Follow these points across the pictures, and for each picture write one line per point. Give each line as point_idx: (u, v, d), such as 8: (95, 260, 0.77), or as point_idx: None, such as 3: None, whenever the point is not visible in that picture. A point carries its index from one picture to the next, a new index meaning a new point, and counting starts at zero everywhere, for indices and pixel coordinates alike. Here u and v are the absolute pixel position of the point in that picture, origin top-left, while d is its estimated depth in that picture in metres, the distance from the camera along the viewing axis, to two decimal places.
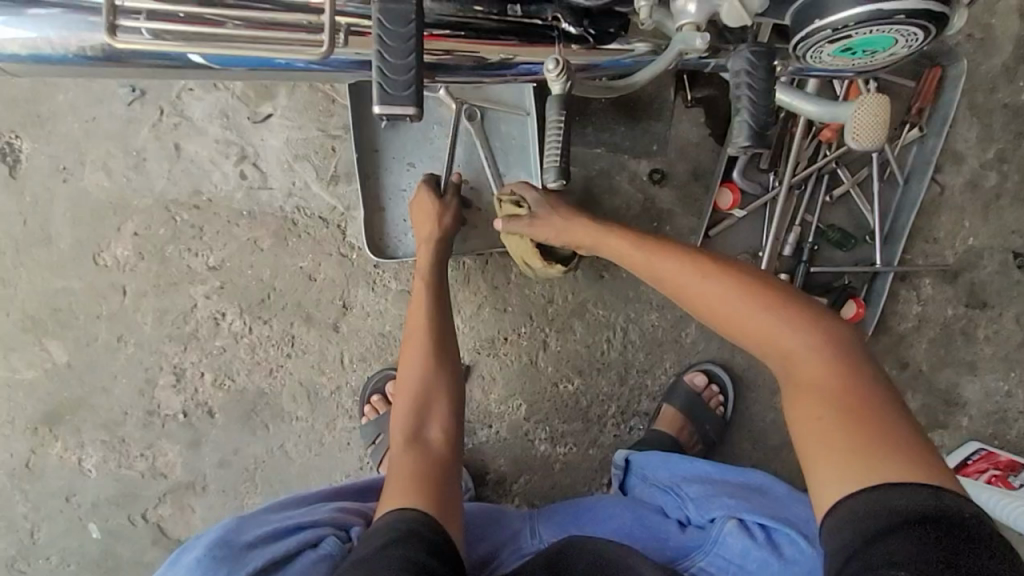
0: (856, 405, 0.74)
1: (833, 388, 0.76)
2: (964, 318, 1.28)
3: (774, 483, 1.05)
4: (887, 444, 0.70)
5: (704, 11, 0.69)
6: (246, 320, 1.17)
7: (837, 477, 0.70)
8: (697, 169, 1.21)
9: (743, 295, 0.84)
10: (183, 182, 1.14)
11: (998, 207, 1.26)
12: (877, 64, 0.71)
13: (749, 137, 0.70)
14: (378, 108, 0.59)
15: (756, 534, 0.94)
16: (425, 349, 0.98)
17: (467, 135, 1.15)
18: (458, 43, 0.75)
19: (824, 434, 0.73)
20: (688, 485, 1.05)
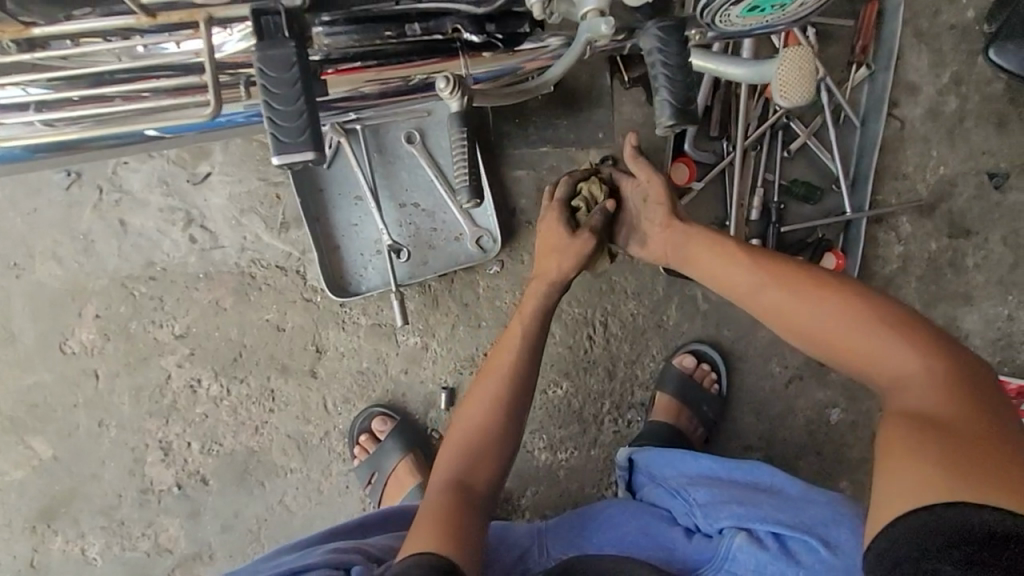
0: (972, 431, 0.66)
1: (951, 416, 0.68)
2: (949, 249, 1.24)
3: (790, 481, 0.94)
4: (1009, 480, 0.61)
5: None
6: (223, 382, 1.16)
7: (914, 489, 0.63)
8: (648, 148, 1.18)
9: (850, 310, 0.78)
10: (134, 257, 1.13)
11: (964, 130, 1.22)
12: (793, 20, 0.70)
13: (673, 115, 0.68)
14: (277, 159, 0.56)
15: (770, 546, 0.86)
16: (494, 396, 0.96)
17: (411, 158, 1.13)
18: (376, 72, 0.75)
19: (905, 444, 0.67)
20: (695, 488, 0.97)
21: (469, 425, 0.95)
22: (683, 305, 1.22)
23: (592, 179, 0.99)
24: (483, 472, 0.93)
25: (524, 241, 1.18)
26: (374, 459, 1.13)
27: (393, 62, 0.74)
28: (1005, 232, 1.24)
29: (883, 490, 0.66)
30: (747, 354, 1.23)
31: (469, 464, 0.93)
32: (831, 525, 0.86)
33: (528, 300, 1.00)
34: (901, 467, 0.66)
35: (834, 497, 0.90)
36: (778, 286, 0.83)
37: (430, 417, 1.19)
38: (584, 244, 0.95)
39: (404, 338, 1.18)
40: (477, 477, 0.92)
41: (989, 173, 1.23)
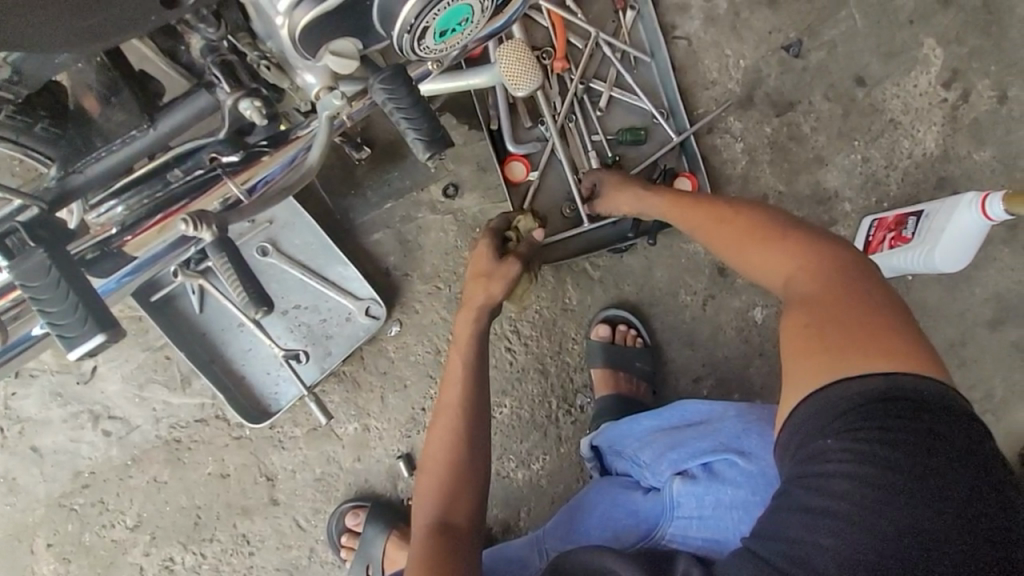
0: (860, 311, 0.77)
1: (835, 300, 0.79)
2: (783, 126, 1.30)
3: (716, 408, 1.00)
4: (885, 347, 0.73)
5: (321, 74, 0.70)
6: (195, 549, 1.16)
7: (811, 373, 0.74)
8: (480, 161, 1.23)
9: (755, 232, 0.90)
10: (61, 474, 1.14)
11: (744, 21, 1.30)
12: (507, 20, 0.72)
13: (426, 149, 0.74)
14: (71, 354, 0.59)
15: (701, 477, 0.92)
16: (455, 433, 0.97)
17: (272, 266, 1.16)
18: (156, 222, 0.76)
19: (808, 333, 0.77)
20: (643, 449, 1.01)
21: (438, 465, 0.97)
22: (578, 282, 1.26)
23: (524, 215, 1.09)
24: (463, 507, 0.95)
25: (411, 293, 1.22)
26: (362, 554, 1.14)
27: (187, 201, 0.76)
28: (823, 88, 1.32)
29: (786, 379, 0.77)
30: (657, 297, 1.27)
31: (450, 503, 0.94)
32: (741, 437, 0.95)
33: (460, 332, 1.02)
34: (804, 357, 0.76)
35: (741, 409, 0.99)
36: (711, 221, 0.95)
37: (400, 488, 1.21)
38: (508, 270, 1.01)
39: (342, 429, 1.20)
40: (456, 512, 0.94)
41: (785, 47, 1.31)
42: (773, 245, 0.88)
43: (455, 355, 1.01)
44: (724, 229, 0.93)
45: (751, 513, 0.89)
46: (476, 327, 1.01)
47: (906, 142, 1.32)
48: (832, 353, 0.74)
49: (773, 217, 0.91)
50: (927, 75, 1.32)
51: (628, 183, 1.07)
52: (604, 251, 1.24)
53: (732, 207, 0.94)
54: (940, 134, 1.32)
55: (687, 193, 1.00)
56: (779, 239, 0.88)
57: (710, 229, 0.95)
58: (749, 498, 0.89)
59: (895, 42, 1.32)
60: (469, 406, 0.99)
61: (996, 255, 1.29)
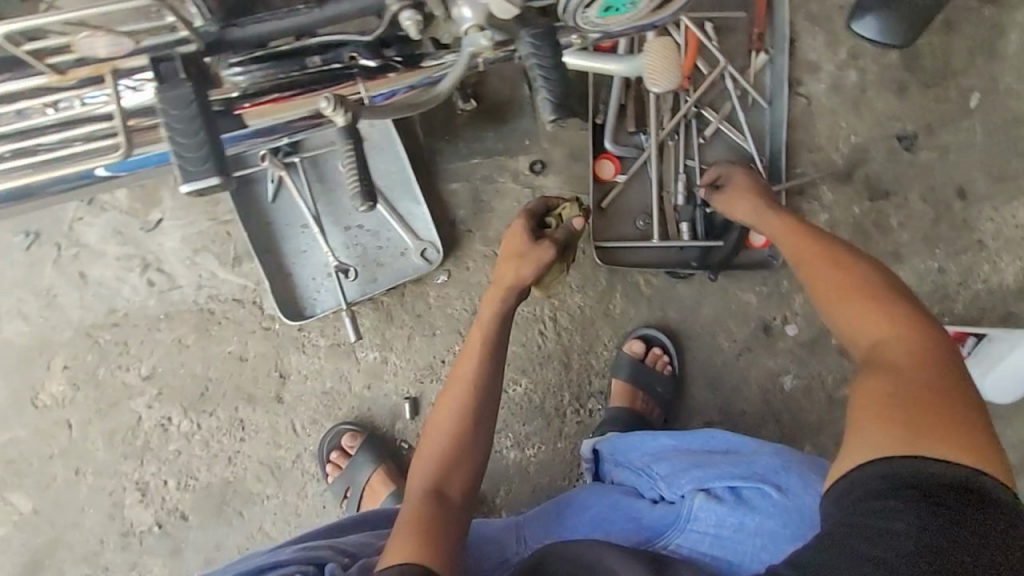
0: (941, 393, 0.75)
1: (922, 382, 0.77)
2: (872, 212, 1.30)
3: (747, 441, 1.02)
4: (962, 441, 0.71)
5: (479, 11, 0.71)
6: (193, 417, 1.20)
7: (881, 440, 0.73)
8: (573, 149, 1.25)
9: (861, 284, 0.87)
10: (97, 306, 1.18)
11: (867, 99, 1.30)
12: (671, 15, 0.76)
13: (552, 111, 0.74)
14: (184, 186, 0.63)
15: (728, 501, 0.92)
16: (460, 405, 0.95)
17: (350, 183, 1.19)
18: (295, 98, 0.80)
19: (883, 402, 0.76)
20: (660, 462, 1.03)
21: (439, 434, 0.94)
22: (627, 293, 1.26)
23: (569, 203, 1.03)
24: (459, 481, 0.93)
25: (468, 250, 1.24)
26: (347, 475, 1.17)
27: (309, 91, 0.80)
28: (922, 189, 1.31)
29: (852, 439, 0.76)
30: (696, 332, 1.28)
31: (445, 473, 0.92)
32: (780, 473, 0.95)
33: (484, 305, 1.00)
34: (873, 424, 0.75)
35: (780, 448, 0.99)
36: (824, 263, 0.91)
37: (397, 428, 1.23)
38: (543, 255, 0.97)
39: (363, 354, 1.22)
40: (451, 487, 0.92)
41: (898, 137, 1.30)
42: (872, 302, 0.85)
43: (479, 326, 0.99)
44: (825, 280, 0.89)
45: (776, 545, 0.89)
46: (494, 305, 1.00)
47: (985, 267, 1.31)
48: (910, 431, 0.72)
49: (880, 275, 0.88)
50: None
51: (750, 192, 1.03)
52: (661, 272, 1.25)
53: (843, 254, 0.90)
54: (1021, 270, 1.31)
55: (807, 228, 0.95)
56: (881, 300, 0.85)
57: (815, 267, 0.91)
58: (778, 530, 0.90)
59: (1007, 167, 1.31)
60: (478, 382, 0.97)
61: None
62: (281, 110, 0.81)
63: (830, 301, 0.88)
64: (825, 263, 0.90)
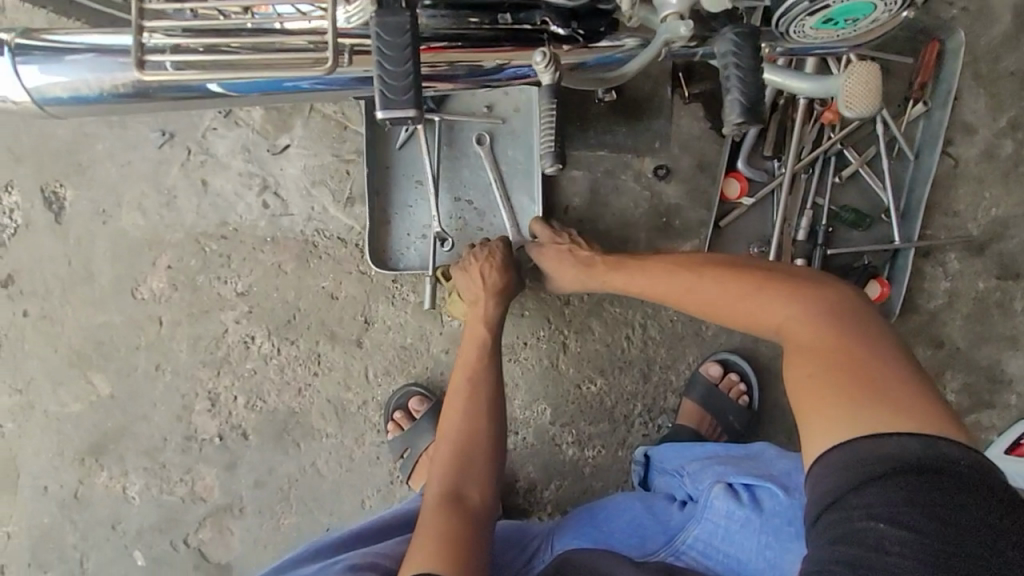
0: (851, 358, 0.76)
1: (837, 347, 0.78)
2: (997, 290, 1.23)
3: (769, 447, 1.00)
4: (880, 401, 0.72)
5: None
6: (275, 342, 1.22)
7: (823, 437, 0.72)
8: (702, 161, 1.22)
9: (740, 281, 0.88)
10: (210, 216, 1.21)
11: (1018, 173, 1.23)
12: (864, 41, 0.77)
13: (741, 114, 0.71)
14: (382, 113, 0.63)
15: (745, 498, 0.90)
16: (467, 406, 0.98)
17: (478, 158, 1.19)
18: (459, 53, 0.78)
19: (813, 392, 0.75)
20: (691, 463, 1.01)
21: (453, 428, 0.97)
22: None
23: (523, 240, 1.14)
24: (474, 478, 0.94)
25: None
26: (408, 436, 1.17)
27: (488, 47, 0.78)
28: None
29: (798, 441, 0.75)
30: (783, 372, 1.24)
31: (461, 474, 0.94)
32: (793, 476, 0.93)
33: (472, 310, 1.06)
34: (813, 415, 0.74)
35: (804, 457, 0.97)
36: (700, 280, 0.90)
37: None
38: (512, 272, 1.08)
39: (449, 318, 1.22)
40: (469, 485, 0.93)
41: None
42: (756, 292, 0.86)
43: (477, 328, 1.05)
44: (689, 301, 0.91)
45: (782, 543, 0.85)
46: (498, 311, 1.05)
47: None
48: (841, 406, 0.72)
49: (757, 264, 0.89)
50: None
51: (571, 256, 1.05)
52: None
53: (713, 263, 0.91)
54: None
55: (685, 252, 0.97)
56: (758, 284, 0.86)
57: (693, 283, 0.91)
58: (783, 527, 0.87)
59: None
60: (485, 384, 1.00)
61: None
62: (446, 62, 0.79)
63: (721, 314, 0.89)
64: (701, 282, 0.90)
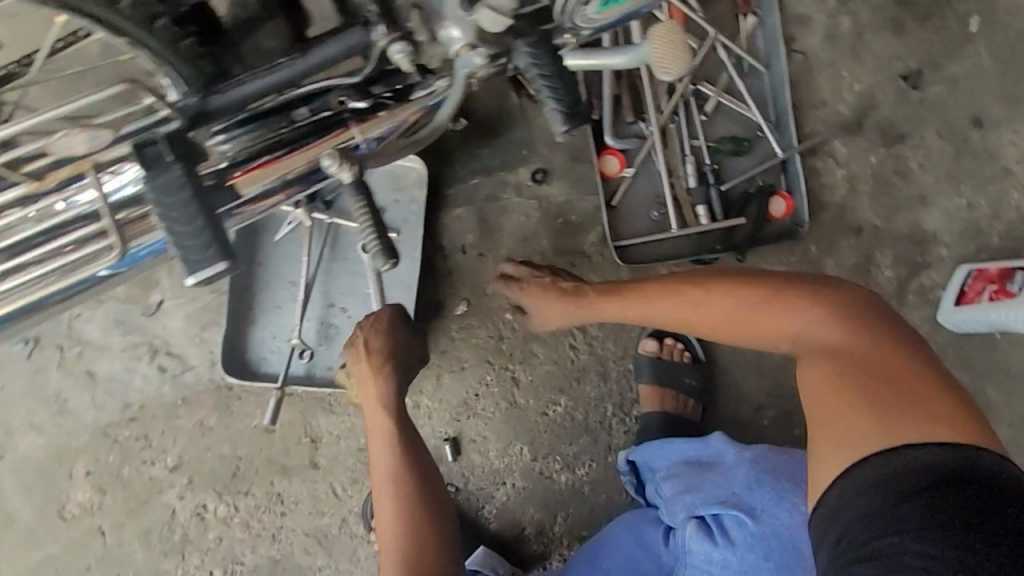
0: (876, 368, 0.80)
1: (869, 357, 0.81)
2: (890, 158, 1.24)
3: (728, 450, 1.04)
4: (911, 413, 0.76)
5: (466, 28, 0.64)
6: (229, 500, 1.13)
7: (853, 444, 0.76)
8: (573, 149, 1.18)
9: (756, 297, 0.89)
10: (110, 404, 1.12)
11: (865, 42, 1.23)
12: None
13: (564, 121, 0.69)
14: (189, 278, 0.59)
15: (716, 532, 0.96)
16: (400, 499, 0.92)
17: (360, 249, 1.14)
18: (272, 162, 0.71)
19: (835, 398, 0.80)
20: (666, 484, 1.05)
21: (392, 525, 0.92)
22: None
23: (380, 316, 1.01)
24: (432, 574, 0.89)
25: (482, 274, 1.17)
26: None
27: (299, 145, 0.72)
28: (938, 125, 1.24)
29: (830, 445, 0.78)
30: None
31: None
32: (753, 489, 0.98)
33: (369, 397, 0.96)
34: (840, 420, 0.78)
35: (756, 455, 1.02)
36: (708, 300, 0.92)
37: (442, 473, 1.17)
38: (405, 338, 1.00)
39: None
40: None
41: (903, 77, 1.24)
42: (770, 305, 0.88)
43: (378, 416, 0.96)
44: (700, 321, 0.93)
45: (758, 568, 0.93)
46: (393, 391, 0.97)
47: (1015, 194, 1.26)
48: (883, 420, 0.76)
49: (771, 276, 0.91)
50: None
51: (552, 294, 1.02)
52: (686, 261, 1.17)
53: (721, 280, 0.92)
54: None
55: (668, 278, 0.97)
56: (771, 301, 0.88)
57: (696, 308, 0.93)
58: (756, 557, 0.93)
59: None
60: (411, 470, 0.94)
61: None
62: (266, 176, 0.72)
63: (735, 328, 0.91)
64: (711, 302, 0.92)
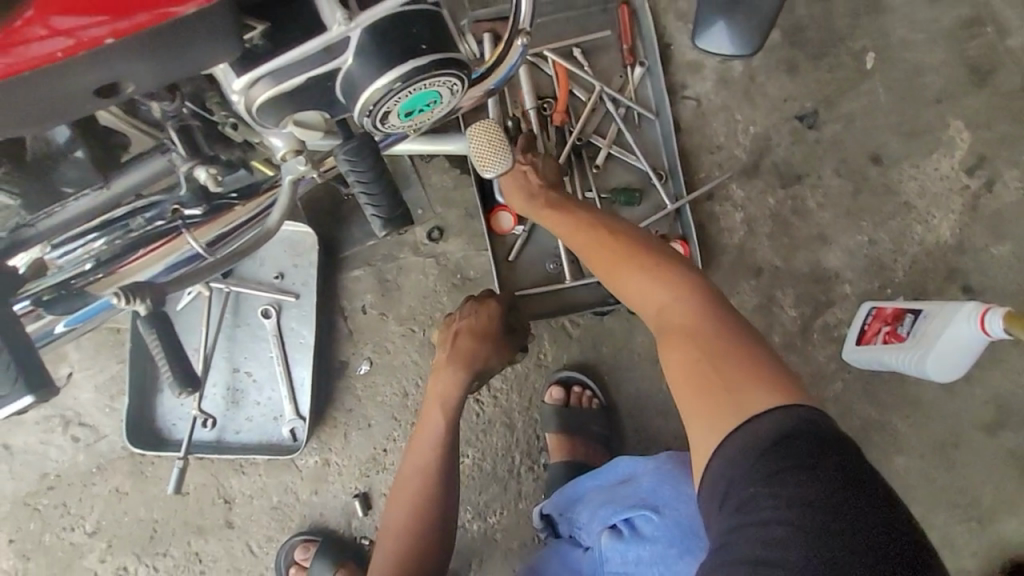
0: (727, 344, 0.77)
1: (716, 333, 0.78)
2: (788, 199, 1.25)
3: (644, 463, 0.98)
4: (757, 383, 0.72)
5: (289, 140, 0.67)
6: (148, 562, 1.17)
7: (708, 419, 0.72)
8: (468, 207, 1.21)
9: (636, 264, 0.87)
10: (28, 473, 1.17)
11: (758, 85, 1.25)
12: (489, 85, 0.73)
13: (383, 226, 0.74)
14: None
15: (624, 532, 0.91)
16: (416, 500, 0.96)
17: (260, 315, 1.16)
18: (128, 267, 0.78)
19: (691, 371, 0.76)
20: (582, 511, 0.99)
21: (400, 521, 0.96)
22: (556, 338, 1.23)
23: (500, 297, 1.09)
24: None
25: (384, 332, 1.20)
26: None
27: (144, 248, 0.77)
28: (836, 163, 1.25)
29: (696, 430, 0.74)
30: (635, 362, 1.23)
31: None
32: (658, 489, 0.94)
33: (438, 391, 1.02)
34: (696, 396, 0.74)
35: (663, 459, 0.98)
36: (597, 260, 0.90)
37: (354, 526, 1.19)
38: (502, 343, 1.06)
39: (303, 462, 1.19)
40: None
41: (799, 117, 1.25)
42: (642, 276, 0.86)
43: (432, 422, 1.00)
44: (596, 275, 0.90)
45: (670, 567, 0.88)
46: (459, 393, 1.02)
47: (918, 228, 1.25)
48: (731, 395, 0.72)
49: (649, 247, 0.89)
50: (950, 159, 1.25)
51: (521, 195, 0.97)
52: (586, 311, 1.20)
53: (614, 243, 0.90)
54: (956, 223, 1.25)
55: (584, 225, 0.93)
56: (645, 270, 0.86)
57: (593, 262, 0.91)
58: (666, 550, 0.88)
59: (918, 121, 1.25)
60: (441, 485, 0.97)
61: (1001, 355, 1.26)
62: (124, 276, 0.78)
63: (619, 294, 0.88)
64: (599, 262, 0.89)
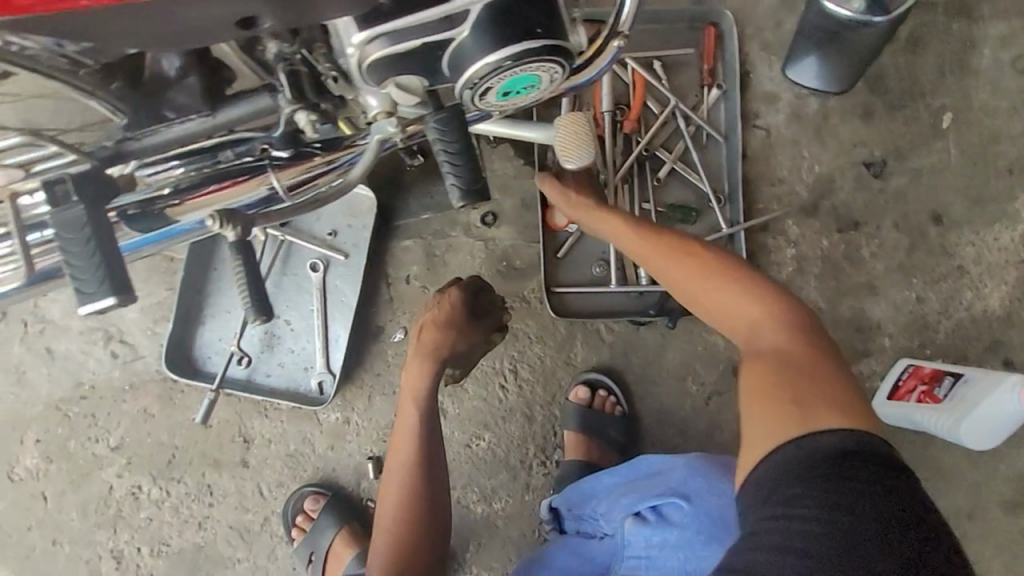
0: (800, 360, 0.77)
1: (788, 347, 0.79)
2: (842, 244, 1.24)
3: (671, 458, 1.00)
4: (828, 402, 0.73)
5: (383, 100, 0.70)
6: (162, 485, 1.21)
7: (775, 424, 0.72)
8: (525, 198, 1.23)
9: (712, 269, 0.87)
10: (64, 380, 1.21)
11: (829, 126, 1.25)
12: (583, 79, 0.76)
13: (461, 197, 0.74)
14: (83, 308, 0.62)
15: (650, 519, 0.93)
16: (403, 488, 0.98)
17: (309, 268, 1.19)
18: (206, 196, 0.80)
19: (762, 381, 0.77)
20: (603, 502, 1.02)
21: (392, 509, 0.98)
22: (588, 340, 1.24)
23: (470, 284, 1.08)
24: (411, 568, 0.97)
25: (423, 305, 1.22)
26: (310, 539, 1.17)
27: (224, 180, 0.80)
28: (895, 216, 1.24)
29: (751, 435, 0.74)
30: (662, 377, 1.24)
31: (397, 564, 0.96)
32: (688, 481, 0.95)
33: (412, 383, 1.00)
34: (762, 405, 0.74)
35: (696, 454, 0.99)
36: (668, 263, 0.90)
37: (363, 487, 1.22)
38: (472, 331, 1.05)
39: (325, 416, 1.22)
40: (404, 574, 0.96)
41: (865, 164, 1.25)
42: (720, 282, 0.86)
43: (408, 412, 1.00)
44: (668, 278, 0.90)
45: (696, 554, 0.88)
46: (428, 383, 1.00)
47: (968, 295, 1.24)
48: (797, 407, 0.73)
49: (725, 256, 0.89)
50: (1011, 231, 1.24)
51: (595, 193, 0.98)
52: (623, 319, 1.21)
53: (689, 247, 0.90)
54: (1007, 296, 1.24)
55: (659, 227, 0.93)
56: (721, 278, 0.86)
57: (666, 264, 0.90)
58: (693, 537, 0.89)
59: (986, 188, 1.24)
60: (423, 473, 0.98)
61: None
62: (201, 205, 0.81)
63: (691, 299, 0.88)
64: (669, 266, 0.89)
